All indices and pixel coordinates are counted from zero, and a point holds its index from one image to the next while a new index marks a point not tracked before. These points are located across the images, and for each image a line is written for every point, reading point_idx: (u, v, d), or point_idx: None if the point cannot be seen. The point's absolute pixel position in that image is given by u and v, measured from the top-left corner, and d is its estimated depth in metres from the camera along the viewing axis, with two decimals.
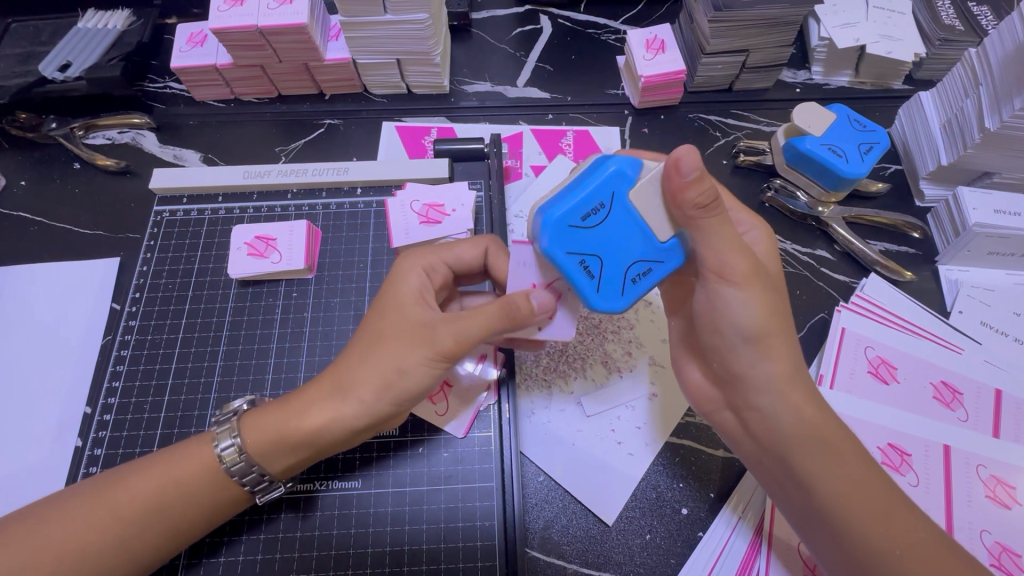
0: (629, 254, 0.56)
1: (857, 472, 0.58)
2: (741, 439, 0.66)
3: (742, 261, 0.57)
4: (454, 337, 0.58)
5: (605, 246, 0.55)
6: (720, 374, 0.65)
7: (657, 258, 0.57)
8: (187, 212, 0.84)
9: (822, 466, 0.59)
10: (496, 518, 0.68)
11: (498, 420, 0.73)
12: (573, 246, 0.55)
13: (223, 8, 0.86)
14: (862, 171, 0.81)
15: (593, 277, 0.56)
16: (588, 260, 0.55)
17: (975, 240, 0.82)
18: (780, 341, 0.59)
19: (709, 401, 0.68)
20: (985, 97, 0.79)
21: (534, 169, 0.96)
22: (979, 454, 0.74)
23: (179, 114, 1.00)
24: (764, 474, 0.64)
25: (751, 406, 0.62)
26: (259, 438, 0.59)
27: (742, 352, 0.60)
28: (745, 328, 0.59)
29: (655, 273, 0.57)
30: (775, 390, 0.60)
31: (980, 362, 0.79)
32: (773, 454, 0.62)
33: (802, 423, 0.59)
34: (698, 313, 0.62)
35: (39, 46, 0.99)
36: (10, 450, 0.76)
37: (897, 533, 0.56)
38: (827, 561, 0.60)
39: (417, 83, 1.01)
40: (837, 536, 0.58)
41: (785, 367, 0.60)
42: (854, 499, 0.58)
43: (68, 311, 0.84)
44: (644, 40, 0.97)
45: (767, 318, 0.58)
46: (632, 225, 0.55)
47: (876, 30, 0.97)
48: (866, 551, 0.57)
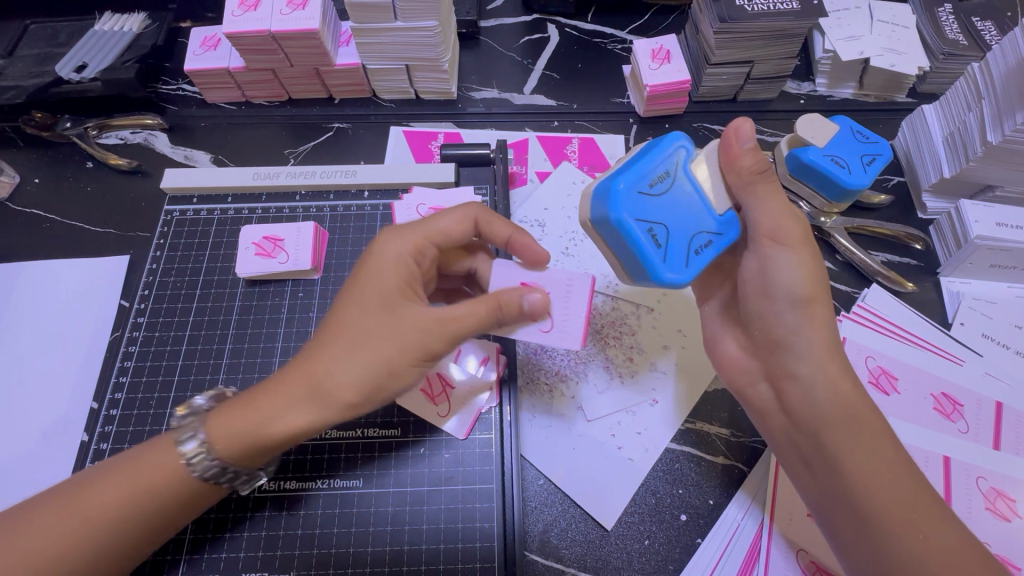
0: (690, 226, 0.62)
1: (888, 453, 0.58)
2: (773, 412, 0.66)
3: (793, 227, 0.62)
4: (446, 333, 0.58)
5: (670, 215, 0.61)
6: (759, 341, 0.67)
7: (717, 231, 0.63)
8: (197, 212, 0.85)
9: (854, 447, 0.59)
10: (496, 520, 0.68)
11: (499, 423, 0.73)
12: (641, 214, 0.60)
13: (237, 13, 0.88)
14: (863, 182, 0.82)
15: (659, 245, 0.60)
16: (655, 226, 0.60)
17: (976, 253, 0.83)
18: (823, 311, 0.62)
19: (743, 374, 0.70)
20: (988, 110, 0.80)
21: (539, 176, 0.98)
22: (979, 466, 0.74)
23: (190, 115, 1.01)
24: (790, 448, 0.65)
25: (788, 373, 0.63)
26: (224, 439, 0.57)
27: (786, 315, 0.63)
28: (789, 295, 0.62)
29: (715, 247, 0.63)
30: (814, 358, 0.61)
31: (981, 374, 0.80)
32: (803, 429, 0.63)
33: (837, 396, 0.60)
34: (746, 281, 0.66)
35: (56, 48, 1.02)
36: (17, 444, 0.77)
37: (918, 514, 0.57)
38: (842, 540, 0.60)
39: (425, 88, 1.03)
40: (858, 521, 0.58)
41: (826, 335, 0.61)
42: (877, 479, 0.58)
43: (79, 307, 0.85)
44: (650, 49, 0.99)
45: (812, 284, 0.61)
46: (690, 199, 0.63)
47: (880, 43, 0.98)
48: (885, 538, 0.56)
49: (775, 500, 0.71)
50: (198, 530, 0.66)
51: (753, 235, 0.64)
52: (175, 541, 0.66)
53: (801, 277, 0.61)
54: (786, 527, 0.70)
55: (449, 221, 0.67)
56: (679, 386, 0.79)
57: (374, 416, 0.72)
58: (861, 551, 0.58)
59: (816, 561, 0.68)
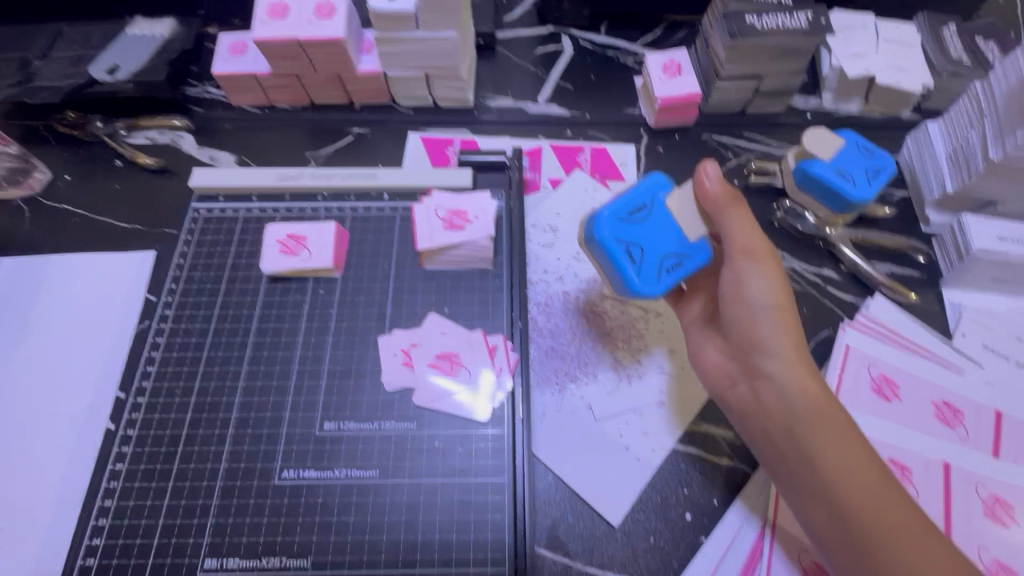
0: (664, 249, 0.71)
1: (858, 447, 0.63)
2: (753, 412, 0.70)
3: (763, 247, 0.72)
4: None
5: (645, 238, 0.71)
6: (738, 343, 0.73)
7: (688, 253, 0.71)
8: (223, 210, 0.88)
9: (825, 439, 0.63)
10: (507, 513, 0.70)
11: (511, 419, 0.75)
12: (621, 235, 0.71)
13: (266, 21, 0.92)
14: (868, 195, 0.85)
15: (634, 262, 0.70)
16: (631, 247, 0.70)
17: (978, 266, 0.85)
18: (790, 318, 0.70)
19: (725, 378, 0.74)
20: (989, 128, 0.83)
21: (552, 182, 1.00)
22: (978, 473, 0.76)
23: (216, 117, 1.05)
24: (769, 448, 0.68)
25: (764, 371, 0.69)
26: None
27: (761, 318, 0.70)
28: (764, 302, 0.70)
29: (685, 266, 0.71)
30: (786, 357, 0.68)
31: (981, 384, 0.82)
32: (781, 425, 0.67)
33: (809, 393, 0.66)
34: (724, 290, 0.74)
35: (89, 50, 1.05)
36: (46, 429, 0.79)
37: (890, 506, 0.59)
38: (825, 536, 0.61)
39: (442, 96, 1.06)
40: (838, 512, 0.60)
41: (793, 338, 0.69)
42: (850, 470, 0.61)
43: (106, 299, 0.89)
44: (662, 63, 1.02)
45: (781, 294, 0.70)
46: (666, 226, 0.73)
47: (886, 61, 1.02)
48: (864, 527, 0.59)
49: (779, 501, 0.73)
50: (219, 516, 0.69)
51: (729, 252, 0.73)
52: (198, 527, 0.68)
53: (772, 288, 0.70)
54: (788, 527, 0.72)
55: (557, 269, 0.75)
56: (685, 387, 0.82)
57: (390, 410, 0.75)
58: (843, 546, 0.60)
59: (816, 561, 0.70)
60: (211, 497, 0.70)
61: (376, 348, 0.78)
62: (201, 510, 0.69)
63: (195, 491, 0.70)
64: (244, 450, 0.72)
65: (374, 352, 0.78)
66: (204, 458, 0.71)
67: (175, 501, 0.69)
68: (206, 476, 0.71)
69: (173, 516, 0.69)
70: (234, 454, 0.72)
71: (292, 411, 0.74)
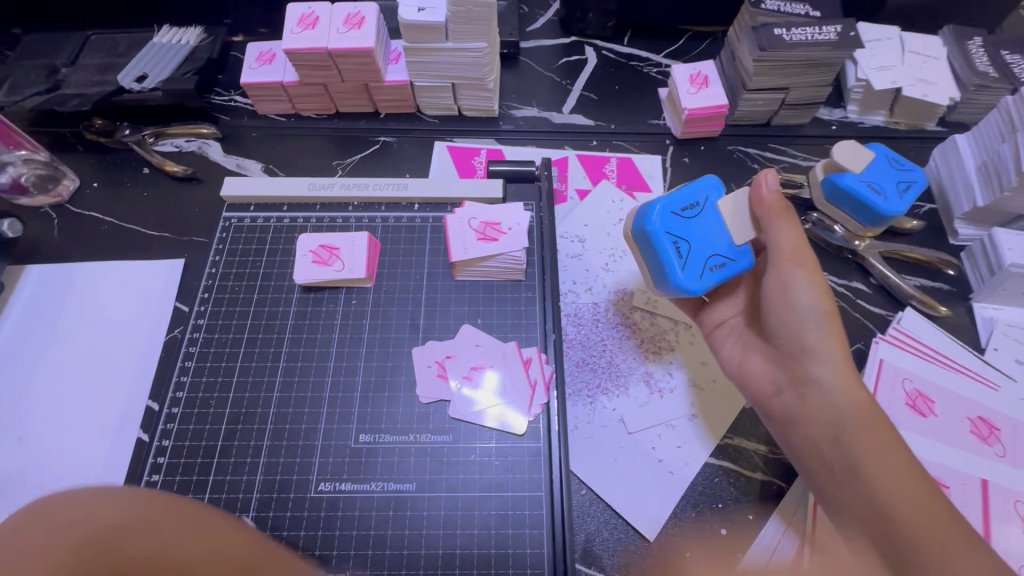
0: (710, 247, 0.73)
1: (906, 460, 0.60)
2: (796, 420, 0.68)
3: (809, 253, 0.71)
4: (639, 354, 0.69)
5: (694, 234, 0.73)
6: (783, 349, 0.71)
7: (732, 256, 0.73)
8: (253, 219, 0.88)
9: (873, 449, 0.61)
10: (546, 527, 0.69)
11: (547, 432, 0.74)
12: (671, 229, 0.72)
13: (296, 30, 0.92)
14: (899, 208, 0.84)
15: (680, 256, 0.72)
16: (679, 241, 0.72)
17: (1010, 280, 0.85)
18: (836, 325, 0.68)
19: (768, 386, 0.73)
20: (1022, 142, 0.83)
21: (579, 193, 1.00)
22: (1016, 490, 0.75)
23: (243, 126, 1.05)
24: (812, 458, 0.66)
25: (809, 378, 0.68)
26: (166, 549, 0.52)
27: (809, 324, 0.69)
28: (810, 307, 0.69)
29: (728, 267, 0.73)
30: (834, 363, 0.66)
31: (1016, 400, 0.81)
32: (826, 433, 0.65)
33: (857, 402, 0.64)
34: (770, 296, 0.73)
35: (117, 58, 1.05)
36: (78, 439, 0.79)
37: (941, 524, 0.56)
38: (869, 552, 0.58)
39: (468, 105, 1.06)
40: (887, 527, 0.57)
41: (840, 346, 0.67)
42: (900, 482, 0.59)
43: (137, 307, 0.88)
44: (688, 74, 1.02)
45: (826, 301, 0.69)
46: (716, 225, 0.74)
47: (912, 73, 1.02)
48: (918, 545, 0.55)
49: (816, 517, 0.73)
50: (255, 529, 0.68)
51: (773, 257, 0.72)
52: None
53: (819, 293, 0.69)
54: None
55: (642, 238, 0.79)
56: (716, 400, 0.81)
57: (425, 422, 0.74)
58: (888, 563, 0.56)
59: None
60: (246, 509, 0.69)
61: (409, 359, 0.78)
62: None
63: (231, 503, 0.69)
64: (279, 462, 0.72)
65: (408, 364, 0.78)
66: (239, 470, 0.71)
67: None
68: (241, 488, 0.70)
69: None
70: (269, 465, 0.71)
71: (327, 423, 0.74)
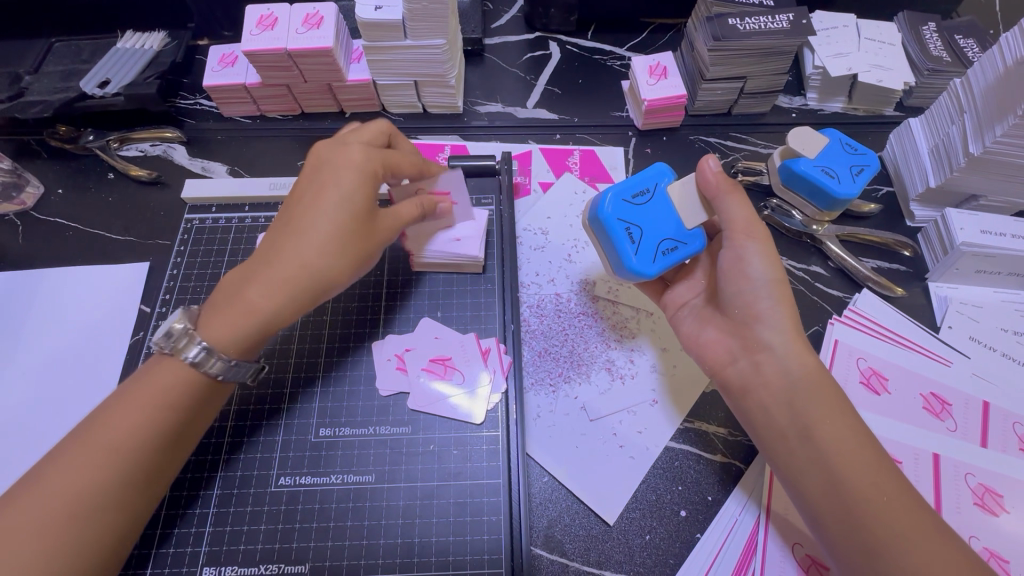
0: (662, 231, 0.73)
1: (851, 422, 0.63)
2: (752, 389, 0.69)
3: (760, 226, 0.71)
4: (394, 227, 0.73)
5: (645, 219, 0.74)
6: (737, 319, 0.72)
7: (682, 239, 0.73)
8: (215, 220, 0.90)
9: (822, 412, 0.64)
10: (503, 514, 0.71)
11: (505, 421, 0.76)
12: (622, 215, 0.73)
13: (255, 32, 0.93)
14: (852, 192, 0.86)
15: (633, 241, 0.73)
16: (631, 227, 0.73)
17: (962, 259, 0.86)
18: (788, 295, 0.70)
19: (724, 355, 0.73)
20: (969, 123, 0.84)
21: (542, 186, 1.02)
22: (967, 462, 0.77)
23: (208, 129, 1.06)
24: (766, 425, 0.68)
25: (764, 345, 0.69)
26: (213, 335, 0.64)
27: (762, 294, 0.70)
28: (763, 278, 0.70)
29: (681, 251, 0.73)
30: (786, 332, 0.68)
31: (968, 375, 0.83)
32: (780, 400, 0.66)
33: (809, 369, 0.66)
34: (723, 268, 0.74)
35: (80, 64, 1.06)
36: (43, 441, 0.80)
37: (880, 477, 0.60)
38: (817, 508, 0.62)
39: (432, 103, 1.07)
40: (837, 492, 0.60)
41: (791, 312, 0.69)
42: (848, 446, 0.62)
43: (101, 311, 0.89)
44: (648, 66, 1.03)
45: (779, 272, 0.70)
46: (668, 209, 0.74)
47: (867, 60, 1.03)
48: (864, 509, 0.59)
49: (771, 499, 0.74)
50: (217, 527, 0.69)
51: (727, 232, 0.72)
52: (195, 536, 0.69)
53: (771, 264, 0.69)
54: (783, 522, 0.73)
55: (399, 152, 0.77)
56: (676, 387, 0.82)
57: (385, 414, 0.76)
58: (835, 514, 0.61)
59: (811, 555, 0.71)
60: (207, 505, 0.70)
61: (370, 353, 0.79)
62: (197, 520, 0.69)
63: (192, 500, 0.70)
64: (239, 460, 0.73)
65: (369, 358, 0.79)
66: (199, 468, 0.72)
67: (171, 511, 0.69)
68: (202, 485, 0.71)
69: (171, 526, 0.69)
70: (229, 462, 0.72)
71: (288, 418, 0.75)
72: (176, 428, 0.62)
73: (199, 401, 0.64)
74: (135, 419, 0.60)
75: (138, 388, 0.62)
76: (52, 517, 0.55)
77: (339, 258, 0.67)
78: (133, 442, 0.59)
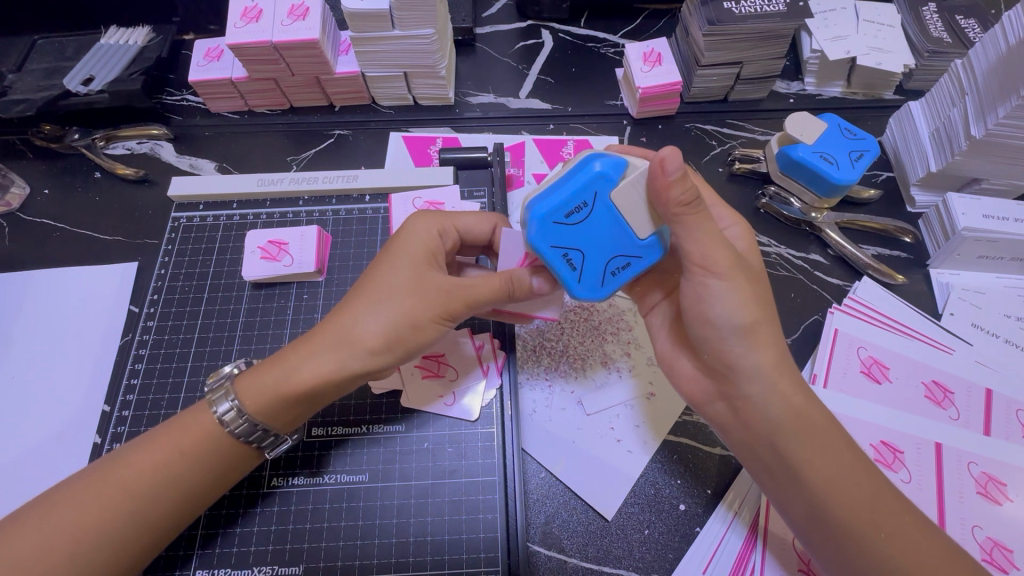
0: (609, 250, 0.61)
1: (843, 456, 0.61)
2: (735, 432, 0.66)
3: (725, 255, 0.59)
4: (463, 299, 0.65)
5: (586, 240, 0.60)
6: (712, 364, 0.65)
7: (635, 254, 0.61)
8: (203, 219, 0.89)
9: (810, 452, 0.60)
10: (500, 511, 0.70)
11: (500, 417, 0.75)
12: (558, 241, 0.60)
13: (240, 24, 0.90)
14: (851, 177, 0.84)
15: (575, 269, 0.61)
16: (571, 253, 0.60)
17: (964, 244, 0.85)
18: (766, 330, 0.61)
19: (700, 392, 0.69)
20: (971, 106, 0.82)
21: (536, 177, 1.00)
22: (970, 451, 0.76)
23: (196, 125, 1.04)
24: (753, 461, 0.66)
25: (741, 394, 0.63)
26: (249, 399, 0.62)
27: (732, 341, 0.61)
28: (730, 323, 0.60)
29: (635, 267, 0.62)
30: (766, 380, 0.61)
31: (970, 362, 0.82)
32: (764, 443, 0.63)
33: (790, 411, 0.61)
34: (686, 305, 0.64)
35: (64, 61, 1.04)
36: (33, 443, 0.79)
37: (878, 511, 0.59)
38: (814, 540, 0.62)
39: (423, 94, 1.05)
40: (829, 527, 0.60)
41: (772, 356, 0.61)
42: (839, 482, 0.60)
43: (90, 312, 0.88)
44: (642, 52, 1.01)
45: (754, 310, 0.60)
46: (613, 222, 0.60)
47: (866, 42, 1.01)
48: (861, 544, 0.59)
49: None
50: (207, 543, 0.68)
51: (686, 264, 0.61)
52: (184, 557, 0.67)
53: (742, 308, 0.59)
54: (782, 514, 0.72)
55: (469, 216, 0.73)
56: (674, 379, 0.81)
57: (379, 412, 0.75)
58: (833, 548, 0.60)
59: None
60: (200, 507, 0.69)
61: None
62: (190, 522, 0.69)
63: None
64: None
65: None
66: None
67: None
68: None
69: None
70: None
71: None
72: (191, 480, 0.61)
73: (219, 457, 0.63)
74: (155, 460, 0.61)
75: (170, 430, 0.63)
76: (52, 550, 0.56)
77: (384, 326, 0.62)
78: (145, 485, 0.60)
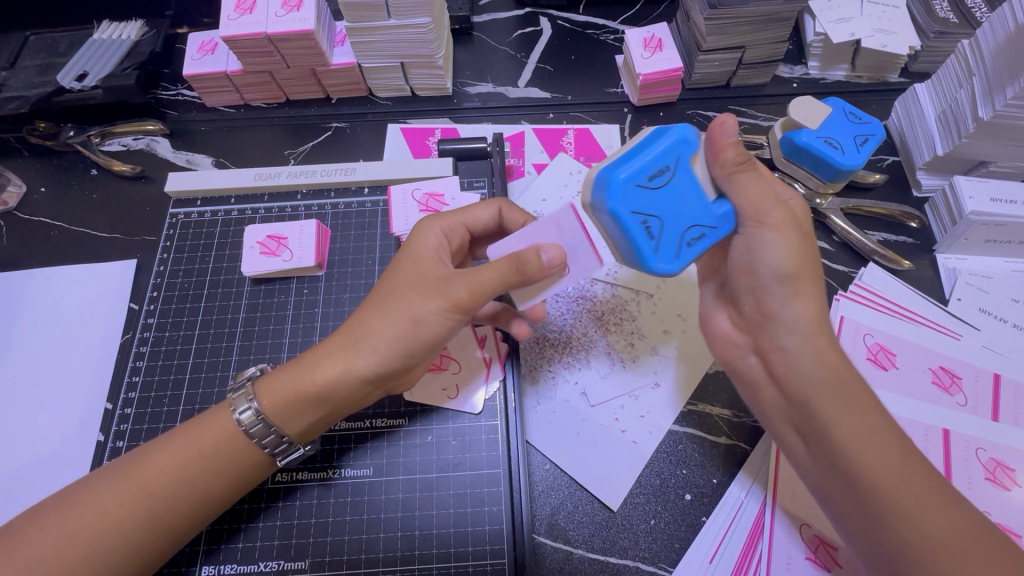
0: (686, 217, 0.60)
1: (875, 423, 0.59)
2: (764, 386, 0.67)
3: (777, 209, 0.60)
4: (470, 286, 0.61)
5: (665, 206, 0.59)
6: (749, 316, 0.66)
7: (711, 224, 0.60)
8: (201, 214, 0.88)
9: (841, 415, 0.59)
10: (504, 504, 0.70)
11: (504, 410, 0.75)
12: (637, 206, 0.58)
13: (233, 16, 0.89)
14: (858, 162, 0.82)
15: (653, 237, 0.59)
16: (650, 220, 0.58)
17: (972, 228, 0.84)
18: (809, 282, 0.61)
19: (734, 348, 0.70)
20: (978, 87, 0.80)
21: (536, 167, 0.99)
22: (978, 437, 0.75)
23: (192, 120, 1.03)
24: (783, 420, 0.66)
25: (777, 347, 0.64)
26: (270, 398, 0.62)
27: (772, 290, 0.62)
28: (776, 270, 0.61)
29: (708, 239, 0.61)
30: (803, 331, 0.62)
31: (978, 347, 0.81)
32: (795, 400, 0.63)
33: (826, 367, 0.61)
34: (734, 257, 0.65)
35: (57, 57, 1.03)
36: (31, 444, 0.79)
37: (908, 480, 0.57)
38: (836, 504, 0.61)
39: (420, 85, 1.04)
40: (853, 490, 0.58)
41: (815, 308, 0.61)
42: (874, 453, 0.57)
43: (90, 311, 0.87)
44: (642, 38, 0.99)
45: (799, 262, 0.60)
46: (690, 190, 0.60)
47: (871, 24, 0.98)
48: (889, 517, 0.56)
49: (777, 480, 0.72)
50: (211, 542, 0.68)
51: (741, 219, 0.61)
52: (189, 556, 0.67)
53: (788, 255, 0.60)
54: (790, 502, 0.71)
55: (475, 210, 0.72)
56: (679, 370, 0.81)
57: (381, 406, 0.74)
58: (856, 513, 0.59)
59: (819, 535, 0.69)
60: None
61: None
62: None
63: None
64: None
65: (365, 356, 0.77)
66: None
67: None
68: None
69: None
70: None
71: None
72: (212, 485, 0.61)
73: (239, 464, 0.62)
74: (174, 464, 0.60)
75: (189, 432, 0.62)
76: (72, 551, 0.56)
77: (393, 324, 0.62)
78: (163, 490, 0.59)
